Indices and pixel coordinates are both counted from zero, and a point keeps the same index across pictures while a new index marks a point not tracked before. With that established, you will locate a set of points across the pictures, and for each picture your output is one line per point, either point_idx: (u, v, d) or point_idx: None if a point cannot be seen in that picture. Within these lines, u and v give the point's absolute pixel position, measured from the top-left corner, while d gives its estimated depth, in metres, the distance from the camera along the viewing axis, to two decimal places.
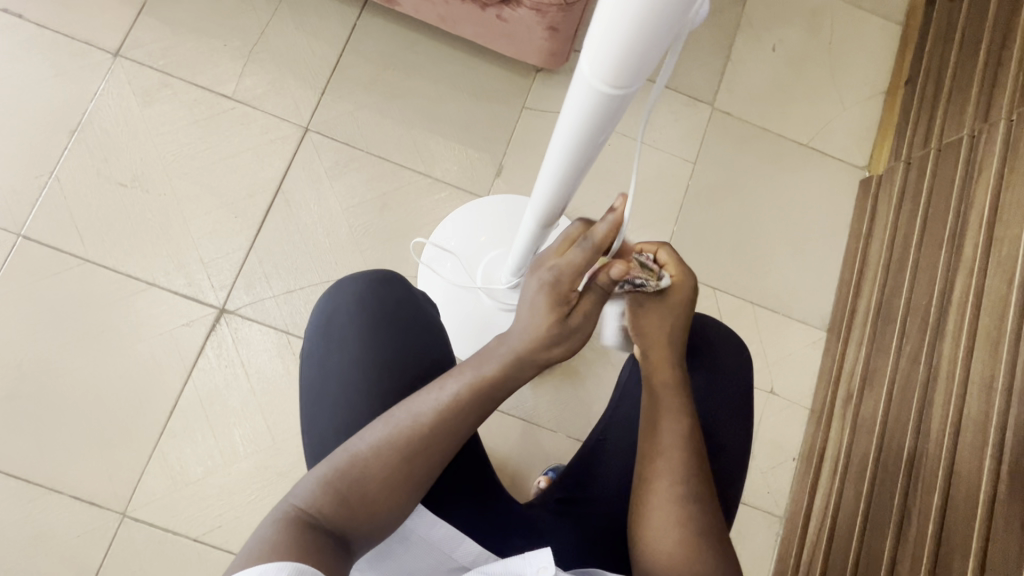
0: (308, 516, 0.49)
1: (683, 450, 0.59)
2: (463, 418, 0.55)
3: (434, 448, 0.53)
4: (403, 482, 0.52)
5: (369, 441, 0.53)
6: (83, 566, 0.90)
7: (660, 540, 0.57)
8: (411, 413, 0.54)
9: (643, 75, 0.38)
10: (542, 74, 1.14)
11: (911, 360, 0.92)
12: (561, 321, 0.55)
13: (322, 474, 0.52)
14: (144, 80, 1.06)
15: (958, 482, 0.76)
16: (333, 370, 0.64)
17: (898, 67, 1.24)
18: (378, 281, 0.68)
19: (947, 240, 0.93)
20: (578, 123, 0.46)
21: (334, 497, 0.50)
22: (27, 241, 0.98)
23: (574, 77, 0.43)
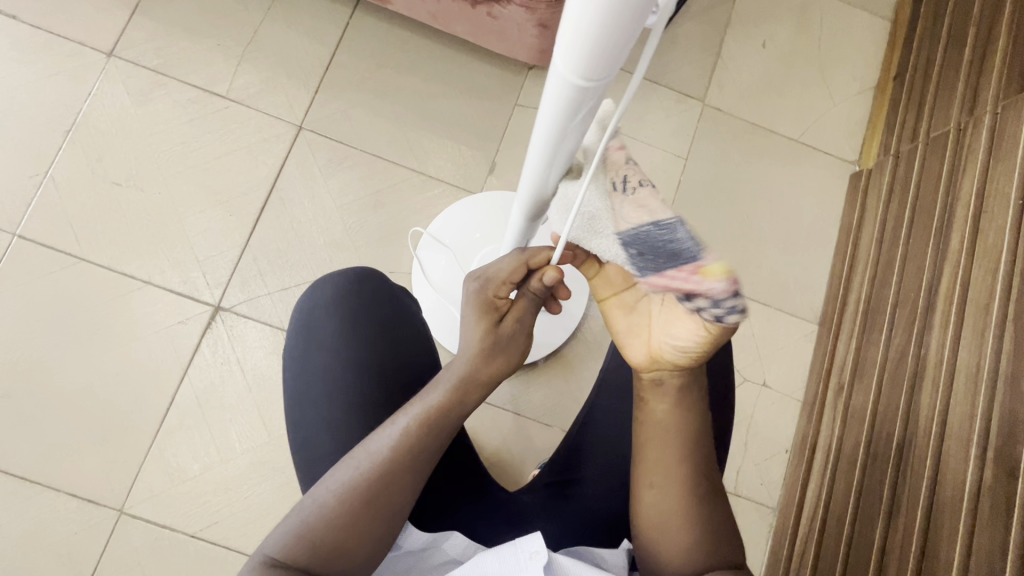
0: (283, 568, 0.50)
1: (677, 442, 0.60)
2: (421, 449, 0.55)
3: (400, 481, 0.54)
4: (374, 517, 0.53)
5: (332, 485, 0.53)
6: (81, 563, 0.90)
7: (662, 511, 0.59)
8: (372, 451, 0.55)
9: (618, 65, 0.38)
10: (534, 72, 1.15)
11: (900, 351, 0.93)
12: (494, 329, 0.58)
13: (292, 525, 0.52)
14: (138, 80, 1.06)
15: (945, 470, 0.77)
16: (322, 365, 0.65)
17: (887, 62, 1.25)
18: (359, 279, 0.69)
19: (935, 231, 0.94)
20: (557, 119, 0.46)
21: (306, 546, 0.51)
22: (22, 240, 0.99)
23: (547, 76, 0.43)
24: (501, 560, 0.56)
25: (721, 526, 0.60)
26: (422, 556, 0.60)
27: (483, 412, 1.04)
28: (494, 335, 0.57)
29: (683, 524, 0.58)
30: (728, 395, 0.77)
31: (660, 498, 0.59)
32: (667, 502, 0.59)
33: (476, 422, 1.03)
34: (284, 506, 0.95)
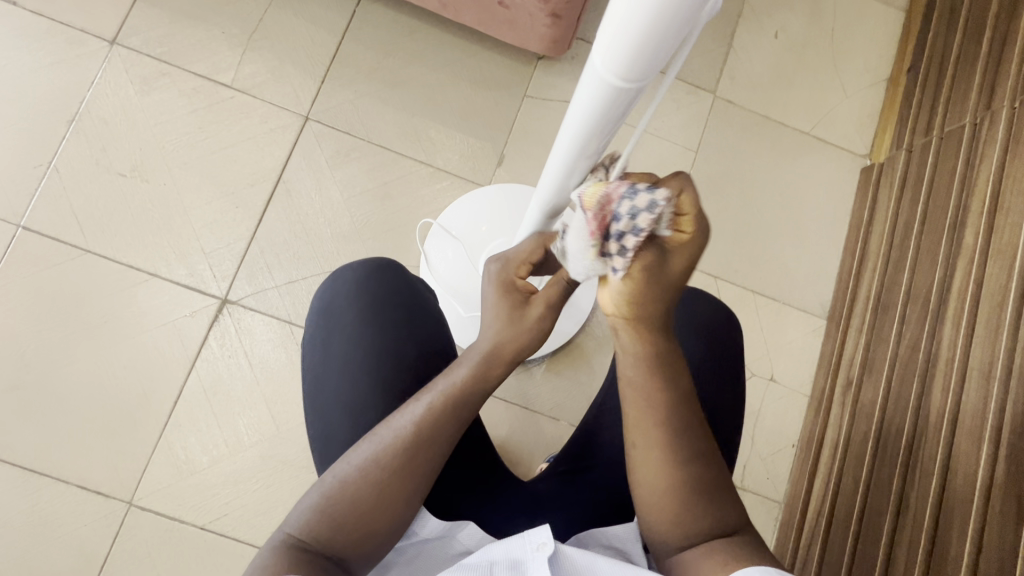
0: (303, 544, 0.50)
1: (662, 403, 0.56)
2: (445, 427, 0.55)
3: (422, 460, 0.54)
4: (396, 496, 0.53)
5: (355, 459, 0.54)
6: (91, 554, 0.90)
7: (647, 494, 0.57)
8: (395, 426, 0.55)
9: (658, 66, 0.39)
10: (544, 62, 1.13)
11: (911, 347, 0.93)
12: (515, 307, 0.59)
13: (314, 497, 0.53)
14: (141, 68, 1.05)
15: (956, 465, 0.77)
16: (338, 355, 0.65)
17: (900, 54, 1.23)
18: (375, 269, 0.68)
19: (948, 227, 0.93)
20: (590, 115, 0.46)
21: (328, 521, 0.51)
22: (26, 232, 0.98)
23: (584, 70, 0.43)
24: (509, 547, 0.56)
25: (713, 500, 0.57)
26: (436, 545, 0.60)
27: (491, 405, 1.03)
28: (522, 319, 0.58)
29: (673, 493, 0.56)
30: (738, 389, 0.77)
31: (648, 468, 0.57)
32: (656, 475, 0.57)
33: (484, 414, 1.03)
34: (292, 499, 0.95)
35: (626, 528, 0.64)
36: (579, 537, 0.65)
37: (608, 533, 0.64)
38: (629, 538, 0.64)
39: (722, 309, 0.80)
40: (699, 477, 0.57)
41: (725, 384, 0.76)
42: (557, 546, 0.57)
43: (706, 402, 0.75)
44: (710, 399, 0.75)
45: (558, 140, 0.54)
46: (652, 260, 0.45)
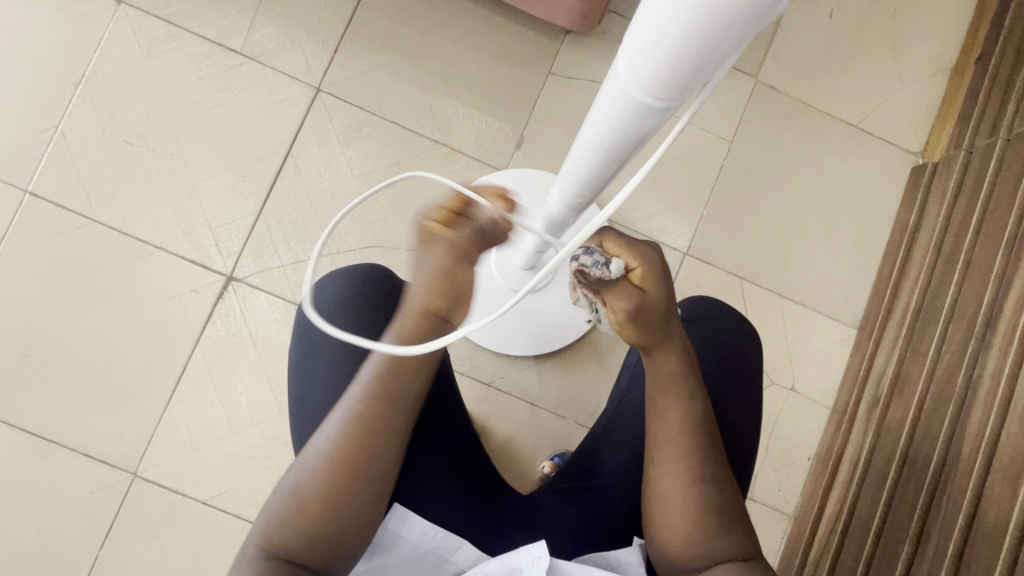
0: (274, 555, 0.49)
1: (686, 429, 0.59)
2: (387, 404, 0.54)
3: (373, 442, 0.53)
4: (352, 488, 0.52)
5: (307, 460, 0.52)
6: (97, 521, 0.92)
7: (674, 517, 0.57)
8: (337, 416, 0.54)
9: (695, 86, 0.33)
10: (572, 38, 1.05)
11: (949, 369, 0.86)
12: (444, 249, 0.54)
13: (274, 507, 0.51)
14: (149, 30, 1.00)
15: (988, 504, 0.72)
16: (326, 368, 0.63)
17: (970, 39, 1.11)
18: (364, 277, 0.66)
19: (1007, 242, 0.85)
20: (611, 130, 0.40)
21: (290, 526, 0.50)
22: (33, 198, 0.96)
23: (608, 74, 0.37)
24: (504, 562, 0.56)
25: (733, 524, 0.57)
26: (434, 559, 0.60)
27: (496, 399, 1.01)
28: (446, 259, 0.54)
29: (690, 513, 0.56)
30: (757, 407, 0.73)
31: (671, 491, 0.57)
32: (675, 492, 0.57)
33: (487, 408, 1.00)
34: None
35: (628, 553, 0.63)
36: (584, 556, 0.64)
37: (610, 555, 0.63)
38: (631, 563, 0.62)
39: (742, 321, 0.75)
40: (719, 502, 0.57)
41: (741, 403, 0.72)
42: (553, 560, 0.57)
43: (720, 421, 0.71)
44: (724, 418, 0.72)
45: (574, 148, 0.48)
46: (632, 304, 0.54)
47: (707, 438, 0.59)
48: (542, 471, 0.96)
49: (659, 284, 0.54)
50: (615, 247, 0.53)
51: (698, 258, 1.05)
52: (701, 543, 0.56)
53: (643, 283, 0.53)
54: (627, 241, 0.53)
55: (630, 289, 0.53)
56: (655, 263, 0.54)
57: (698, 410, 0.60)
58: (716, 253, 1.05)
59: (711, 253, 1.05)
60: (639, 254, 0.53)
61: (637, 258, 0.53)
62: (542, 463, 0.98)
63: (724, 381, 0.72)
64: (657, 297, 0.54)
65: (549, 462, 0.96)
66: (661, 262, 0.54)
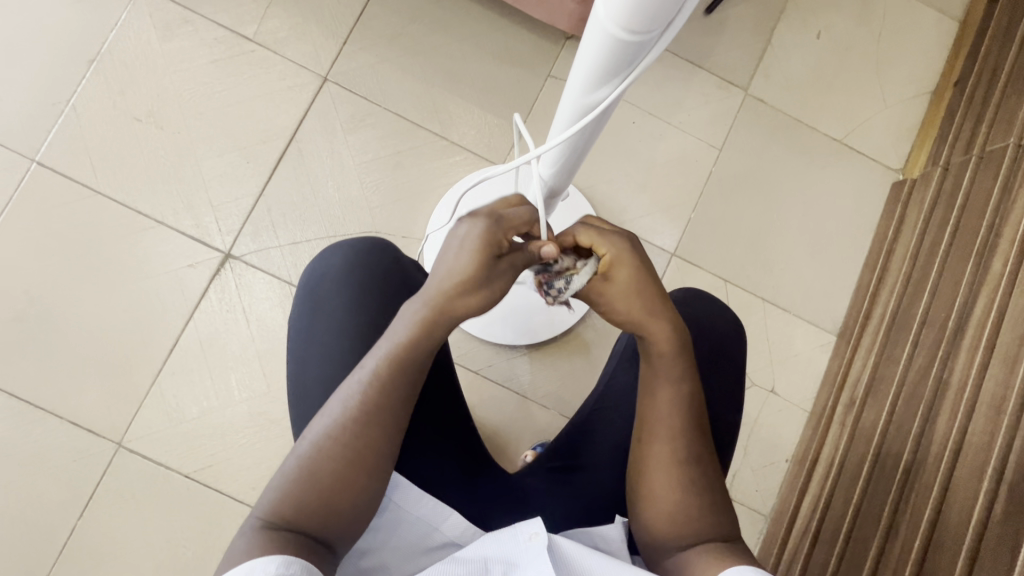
0: (274, 526, 0.50)
1: (676, 411, 0.60)
2: (395, 387, 0.55)
3: (378, 427, 0.55)
4: (353, 470, 0.53)
5: (311, 439, 0.54)
6: (79, 488, 0.92)
7: (660, 499, 0.58)
8: (344, 397, 0.55)
9: (662, 18, 0.38)
10: (572, 43, 1.10)
11: (921, 371, 0.89)
12: (489, 263, 0.54)
13: (277, 484, 0.52)
14: (166, 14, 1.04)
15: (952, 499, 0.74)
16: (324, 334, 0.65)
17: (950, 65, 1.16)
18: (368, 248, 0.68)
19: (977, 251, 0.89)
20: (591, 73, 0.45)
21: (292, 502, 0.51)
22: (40, 167, 0.98)
23: (587, 25, 0.43)
24: (501, 544, 0.57)
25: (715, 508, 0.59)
26: (423, 531, 0.61)
27: (482, 387, 1.02)
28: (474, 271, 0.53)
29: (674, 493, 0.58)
30: (735, 395, 0.75)
31: (660, 472, 0.59)
32: (661, 472, 0.59)
33: (473, 396, 1.02)
34: (276, 459, 0.96)
35: (611, 530, 0.65)
36: (569, 532, 0.65)
37: (595, 533, 0.65)
38: (614, 539, 0.64)
39: (723, 313, 0.77)
40: (703, 485, 0.59)
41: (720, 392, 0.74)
42: (553, 539, 0.58)
43: None
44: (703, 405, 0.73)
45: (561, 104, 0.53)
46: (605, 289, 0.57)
47: (697, 422, 0.61)
48: (524, 460, 0.97)
49: (635, 268, 0.56)
50: (583, 238, 0.56)
51: (685, 259, 1.08)
52: (680, 521, 0.57)
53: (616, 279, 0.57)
54: (598, 230, 0.56)
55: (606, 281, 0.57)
56: (625, 250, 0.56)
57: (689, 394, 0.61)
58: (703, 255, 1.09)
59: (698, 256, 1.09)
60: (605, 242, 0.56)
61: (604, 247, 0.56)
62: (525, 452, 0.99)
63: (705, 368, 0.74)
64: (632, 278, 0.56)
65: (531, 450, 0.97)
66: (634, 248, 0.56)
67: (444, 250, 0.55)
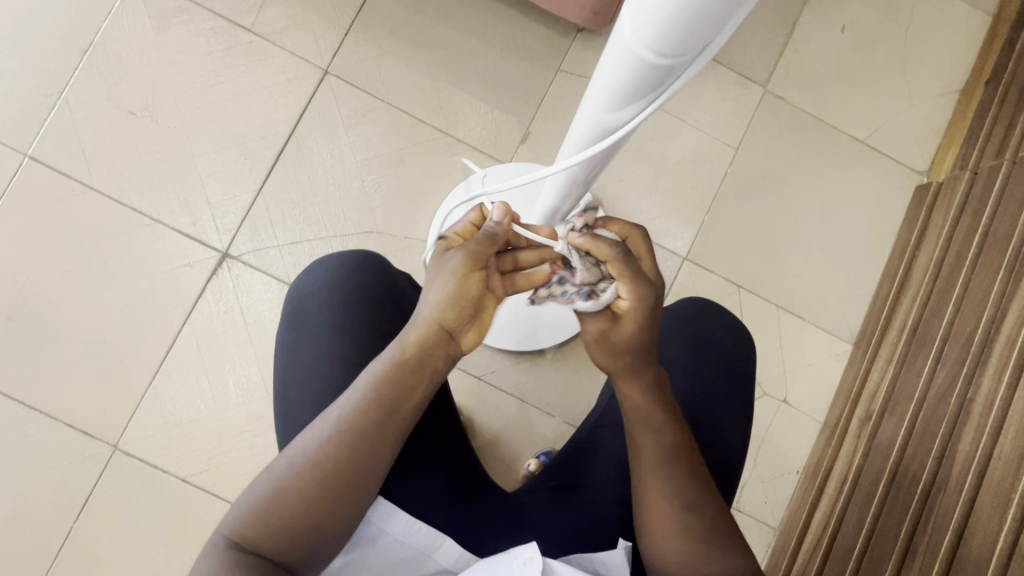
0: (235, 546, 0.48)
1: (675, 448, 0.57)
2: (381, 420, 0.52)
3: (358, 459, 0.51)
4: (329, 500, 0.50)
5: (288, 459, 0.51)
6: (74, 491, 0.91)
7: (663, 536, 0.56)
8: (327, 419, 0.52)
9: (697, 44, 0.34)
10: (583, 36, 1.05)
11: (943, 389, 0.86)
12: (472, 274, 0.51)
13: (248, 502, 0.50)
14: (161, 2, 1.00)
15: (974, 526, 0.71)
16: (311, 353, 0.62)
17: (981, 62, 1.11)
18: (352, 261, 0.65)
19: (1007, 264, 0.85)
20: (613, 90, 0.41)
21: (260, 525, 0.49)
22: (32, 162, 0.96)
23: (613, 36, 0.39)
24: (495, 567, 0.55)
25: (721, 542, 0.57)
26: (414, 558, 0.59)
27: (484, 394, 1.00)
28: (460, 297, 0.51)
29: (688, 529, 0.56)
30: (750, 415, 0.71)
31: (661, 511, 0.56)
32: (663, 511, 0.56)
33: (475, 403, 0.99)
34: None
35: (615, 554, 0.61)
36: (570, 557, 0.62)
37: (595, 557, 0.62)
38: (617, 565, 0.61)
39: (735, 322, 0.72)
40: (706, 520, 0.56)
41: (734, 411, 0.70)
42: (548, 562, 0.56)
43: (711, 430, 0.69)
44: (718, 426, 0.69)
45: (578, 114, 0.49)
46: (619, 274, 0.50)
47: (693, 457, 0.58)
48: (526, 469, 0.95)
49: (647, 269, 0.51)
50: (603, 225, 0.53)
51: (695, 264, 1.04)
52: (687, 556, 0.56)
53: (625, 318, 0.52)
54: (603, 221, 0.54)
55: (622, 278, 0.50)
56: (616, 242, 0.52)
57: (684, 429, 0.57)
58: (716, 260, 1.05)
59: (711, 261, 1.05)
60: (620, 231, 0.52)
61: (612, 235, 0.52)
62: (528, 461, 0.97)
63: (720, 386, 0.70)
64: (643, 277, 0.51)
65: (534, 460, 0.95)
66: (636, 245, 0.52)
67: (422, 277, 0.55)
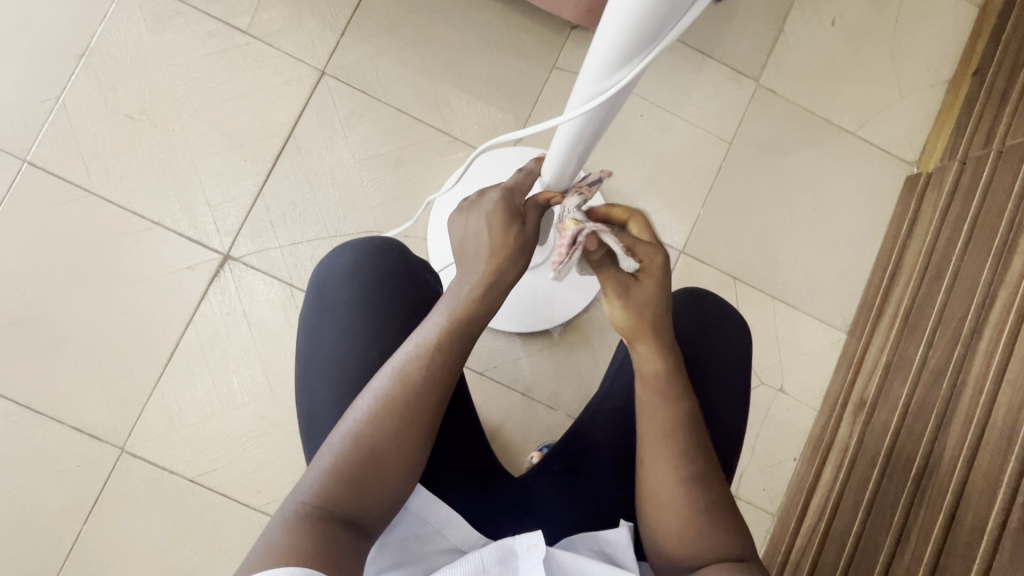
0: (318, 508, 0.49)
1: (673, 427, 0.59)
2: (439, 365, 0.56)
3: (424, 403, 0.54)
4: (399, 445, 0.53)
5: (355, 417, 0.53)
6: (82, 493, 0.92)
7: (661, 517, 0.57)
8: (385, 374, 0.55)
9: None
10: (577, 33, 1.06)
11: (935, 373, 0.88)
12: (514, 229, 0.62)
13: (322, 466, 0.51)
14: (156, 6, 1.00)
15: (967, 505, 0.73)
16: (335, 339, 0.63)
17: (968, 54, 1.12)
18: (371, 249, 0.66)
19: (996, 250, 0.87)
20: (623, 37, 0.42)
21: (338, 484, 0.50)
22: (31, 167, 0.96)
23: None
24: (500, 547, 0.56)
25: (723, 523, 0.57)
26: (427, 536, 0.59)
27: (487, 388, 1.01)
28: (504, 241, 0.60)
29: (687, 499, 0.57)
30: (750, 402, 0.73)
31: (661, 492, 0.58)
32: (661, 490, 0.58)
33: (478, 397, 1.01)
34: (281, 462, 0.95)
35: (618, 534, 0.62)
36: (572, 538, 0.64)
37: (603, 537, 0.63)
38: (620, 544, 0.61)
39: (735, 313, 0.74)
40: (709, 500, 0.57)
41: (735, 400, 0.71)
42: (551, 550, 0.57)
43: (712, 419, 0.70)
44: (718, 413, 0.71)
45: (581, 72, 0.50)
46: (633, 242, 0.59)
47: (699, 438, 0.59)
48: (530, 461, 0.96)
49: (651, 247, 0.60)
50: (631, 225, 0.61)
51: (692, 256, 1.06)
52: (686, 539, 0.56)
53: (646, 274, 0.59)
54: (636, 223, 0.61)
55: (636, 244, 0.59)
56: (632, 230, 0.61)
57: (686, 410, 0.60)
58: (712, 251, 1.06)
59: (706, 252, 1.06)
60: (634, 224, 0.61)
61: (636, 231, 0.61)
62: (531, 453, 0.98)
63: (721, 374, 0.71)
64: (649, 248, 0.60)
65: (537, 451, 0.96)
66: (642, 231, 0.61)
67: (467, 234, 0.63)
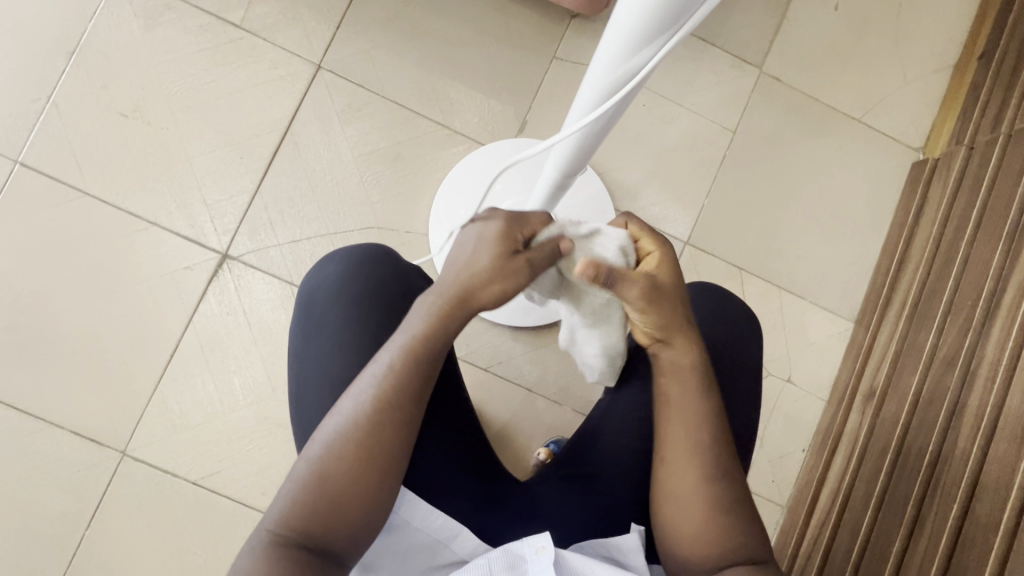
0: (284, 538, 0.48)
1: (700, 425, 0.58)
2: (408, 387, 0.52)
3: (392, 428, 0.52)
4: (366, 473, 0.51)
5: (320, 443, 0.51)
6: (84, 498, 0.90)
7: (685, 517, 0.56)
8: (353, 397, 0.52)
9: None
10: (577, 23, 1.04)
11: (946, 361, 0.87)
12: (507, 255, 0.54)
13: (287, 494, 0.50)
14: (148, 1, 0.98)
15: (983, 494, 0.72)
16: (328, 350, 0.62)
17: (974, 37, 1.11)
18: (363, 256, 0.64)
19: (1007, 235, 0.86)
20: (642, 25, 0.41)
21: (303, 513, 0.49)
22: (24, 168, 0.94)
23: None
24: (509, 552, 0.56)
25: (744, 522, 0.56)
26: (432, 548, 0.59)
27: (492, 385, 1.00)
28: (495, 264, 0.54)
29: (711, 498, 0.56)
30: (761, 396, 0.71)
31: (687, 491, 0.56)
32: (686, 489, 0.56)
33: (482, 395, 0.99)
34: (285, 462, 0.94)
35: (627, 539, 0.62)
36: (580, 543, 0.63)
37: (612, 544, 0.62)
38: (631, 549, 0.62)
39: (743, 306, 0.72)
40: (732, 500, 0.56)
41: (746, 394, 0.70)
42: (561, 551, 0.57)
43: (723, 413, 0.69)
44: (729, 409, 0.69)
45: (593, 63, 0.49)
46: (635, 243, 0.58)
47: (723, 437, 0.58)
48: (536, 458, 0.95)
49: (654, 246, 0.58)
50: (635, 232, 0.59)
51: (697, 248, 1.05)
52: (711, 539, 0.55)
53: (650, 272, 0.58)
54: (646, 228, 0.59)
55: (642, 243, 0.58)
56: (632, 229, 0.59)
57: (712, 408, 0.59)
58: (717, 243, 1.05)
59: (711, 244, 1.05)
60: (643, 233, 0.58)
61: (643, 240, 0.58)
62: (537, 451, 0.97)
63: (731, 368, 0.70)
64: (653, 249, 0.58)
65: (543, 449, 0.95)
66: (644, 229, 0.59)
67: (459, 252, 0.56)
